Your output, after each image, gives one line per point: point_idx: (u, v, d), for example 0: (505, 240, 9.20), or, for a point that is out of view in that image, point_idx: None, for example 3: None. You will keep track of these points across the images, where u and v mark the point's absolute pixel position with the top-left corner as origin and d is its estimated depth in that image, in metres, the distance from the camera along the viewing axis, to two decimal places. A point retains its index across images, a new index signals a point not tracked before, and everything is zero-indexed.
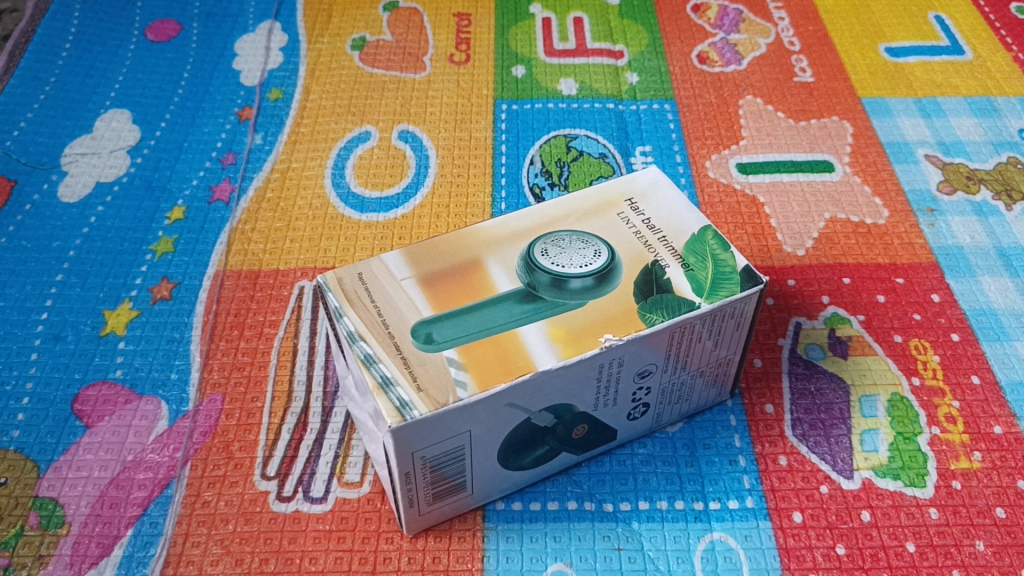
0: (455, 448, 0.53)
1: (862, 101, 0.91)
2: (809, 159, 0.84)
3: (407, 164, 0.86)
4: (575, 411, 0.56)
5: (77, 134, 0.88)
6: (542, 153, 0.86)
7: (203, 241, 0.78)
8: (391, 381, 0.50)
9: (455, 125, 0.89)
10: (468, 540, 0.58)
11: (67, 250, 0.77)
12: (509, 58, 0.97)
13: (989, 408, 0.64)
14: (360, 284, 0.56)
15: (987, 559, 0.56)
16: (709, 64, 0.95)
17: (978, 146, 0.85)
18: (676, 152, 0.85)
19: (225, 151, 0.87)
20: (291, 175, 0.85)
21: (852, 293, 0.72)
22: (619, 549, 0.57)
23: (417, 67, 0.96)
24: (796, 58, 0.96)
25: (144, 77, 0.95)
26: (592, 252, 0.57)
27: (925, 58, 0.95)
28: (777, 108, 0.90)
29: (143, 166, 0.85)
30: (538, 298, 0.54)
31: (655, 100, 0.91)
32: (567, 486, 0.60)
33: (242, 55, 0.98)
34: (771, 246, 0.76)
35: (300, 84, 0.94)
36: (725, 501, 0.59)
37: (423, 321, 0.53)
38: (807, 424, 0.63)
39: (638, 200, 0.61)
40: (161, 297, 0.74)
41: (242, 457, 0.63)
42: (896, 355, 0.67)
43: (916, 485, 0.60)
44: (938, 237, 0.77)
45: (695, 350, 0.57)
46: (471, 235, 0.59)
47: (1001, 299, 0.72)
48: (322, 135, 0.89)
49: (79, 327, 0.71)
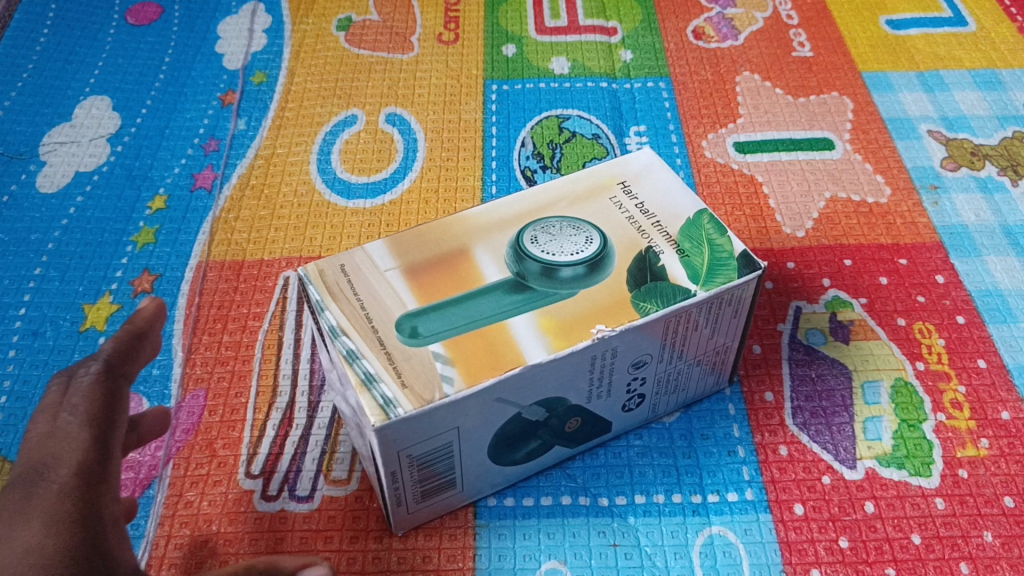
0: (444, 445, 0.51)
1: (862, 75, 0.88)
2: (809, 136, 0.82)
3: (394, 148, 0.83)
4: (568, 404, 0.54)
5: (56, 122, 0.86)
6: (534, 135, 0.83)
7: (185, 232, 0.76)
8: (375, 378, 0.48)
9: (444, 107, 0.87)
10: (459, 538, 0.56)
11: (46, 242, 0.75)
12: (499, 37, 0.94)
13: (996, 393, 0.62)
14: (343, 276, 0.53)
15: (995, 550, 0.54)
16: (704, 40, 0.92)
17: (983, 120, 0.83)
18: (671, 131, 0.83)
19: (208, 137, 0.85)
20: (275, 161, 0.82)
21: (853, 275, 0.70)
22: (615, 545, 0.55)
23: (405, 47, 0.93)
24: (795, 32, 0.93)
25: (125, 62, 0.92)
26: (584, 238, 0.54)
27: (926, 30, 0.92)
28: (775, 84, 0.87)
29: (124, 155, 0.83)
30: (527, 288, 0.52)
31: (649, 78, 0.88)
32: (560, 480, 0.58)
33: (225, 38, 0.95)
34: (770, 227, 0.74)
35: (285, 67, 0.92)
36: (724, 493, 0.57)
37: (408, 314, 0.51)
38: (808, 411, 0.61)
39: (631, 183, 0.59)
40: (142, 290, 0.72)
41: (226, 455, 0.61)
42: (899, 339, 0.65)
43: (922, 475, 0.58)
44: (942, 215, 0.75)
45: (692, 338, 0.55)
46: (458, 223, 0.57)
47: (1007, 279, 0.70)
48: (307, 119, 0.86)
49: (58, 322, 0.69)
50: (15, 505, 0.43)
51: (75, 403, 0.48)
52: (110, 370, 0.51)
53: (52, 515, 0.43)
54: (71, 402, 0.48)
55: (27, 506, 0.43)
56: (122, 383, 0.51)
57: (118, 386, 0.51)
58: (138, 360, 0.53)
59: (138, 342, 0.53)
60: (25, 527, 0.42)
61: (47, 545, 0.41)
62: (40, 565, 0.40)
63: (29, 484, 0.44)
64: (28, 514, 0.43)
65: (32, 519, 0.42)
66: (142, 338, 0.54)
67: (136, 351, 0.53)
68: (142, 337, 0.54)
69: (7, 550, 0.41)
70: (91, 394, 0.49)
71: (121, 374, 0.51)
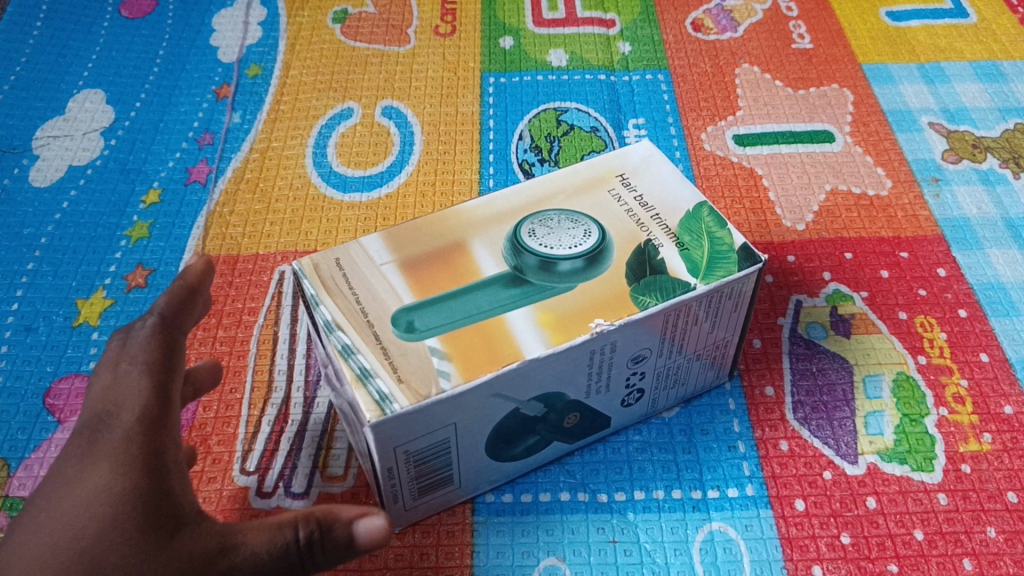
0: (441, 441, 0.50)
1: (862, 67, 0.87)
2: (809, 129, 0.81)
3: (391, 141, 0.82)
4: (566, 399, 0.53)
5: (49, 116, 0.85)
6: (532, 128, 0.83)
7: (180, 226, 0.75)
8: (371, 373, 0.47)
9: (441, 100, 0.86)
10: (457, 535, 0.55)
11: (38, 237, 0.74)
12: (497, 29, 0.93)
13: (999, 387, 0.62)
14: (338, 270, 0.53)
15: (999, 546, 0.54)
16: (703, 32, 0.92)
17: (984, 112, 0.82)
18: (670, 124, 0.82)
19: (202, 131, 0.84)
20: (270, 155, 0.81)
21: (854, 268, 0.69)
22: (614, 541, 0.55)
23: (401, 40, 0.92)
24: (795, 24, 0.92)
25: (118, 55, 0.91)
26: (582, 232, 0.54)
27: (927, 22, 0.91)
28: (774, 76, 0.86)
29: (118, 149, 0.82)
30: (525, 283, 0.52)
31: (648, 70, 0.88)
32: (559, 476, 0.58)
33: (220, 31, 0.94)
34: (770, 221, 0.73)
35: (280, 60, 0.91)
36: (724, 489, 0.57)
37: (404, 309, 0.50)
38: (809, 406, 0.61)
39: (630, 175, 0.58)
40: (136, 285, 0.71)
41: (221, 451, 0.60)
42: (901, 333, 0.65)
43: (924, 470, 0.57)
44: (943, 208, 0.74)
45: (692, 333, 0.54)
46: (455, 216, 0.56)
47: (1009, 272, 0.69)
48: (303, 112, 0.85)
49: (51, 318, 0.68)
50: (83, 449, 0.43)
51: (134, 354, 0.47)
52: (166, 322, 0.49)
53: (117, 459, 0.42)
54: (130, 353, 0.47)
55: (93, 452, 0.42)
56: (178, 335, 0.50)
57: (175, 339, 0.49)
58: (192, 313, 0.52)
59: (192, 296, 0.52)
60: (92, 469, 0.42)
61: (115, 487, 0.41)
62: (110, 505, 0.40)
63: (92, 431, 0.44)
64: (94, 457, 0.42)
65: (98, 462, 0.42)
66: (195, 291, 0.52)
67: (190, 306, 0.51)
68: (195, 292, 0.52)
69: (77, 491, 0.41)
70: (148, 345, 0.48)
71: (177, 326, 0.50)
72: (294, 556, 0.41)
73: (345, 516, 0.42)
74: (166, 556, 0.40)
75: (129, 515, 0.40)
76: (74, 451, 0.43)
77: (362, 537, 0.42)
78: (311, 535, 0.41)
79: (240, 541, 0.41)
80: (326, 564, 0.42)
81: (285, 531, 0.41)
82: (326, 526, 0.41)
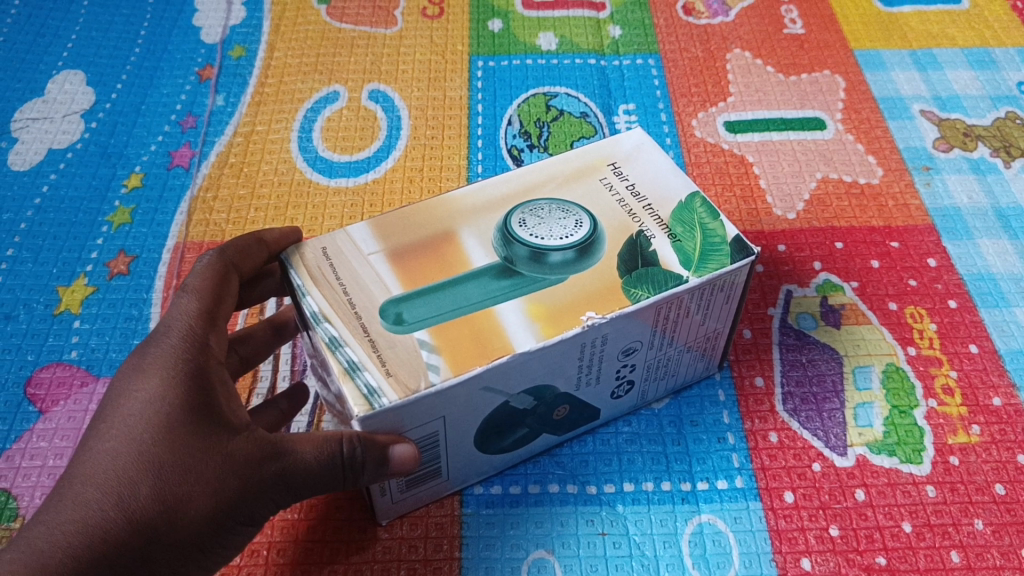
0: (430, 434, 0.49)
1: (854, 53, 0.86)
2: (799, 116, 0.80)
3: (378, 126, 0.81)
4: (556, 392, 0.53)
5: (27, 97, 0.83)
6: (521, 113, 0.81)
7: (162, 212, 0.74)
8: (359, 366, 0.46)
9: (429, 84, 0.85)
10: (446, 528, 0.55)
11: (18, 222, 0.73)
12: (485, 12, 0.91)
13: (987, 379, 0.62)
14: (324, 260, 0.52)
15: (986, 538, 0.54)
16: (694, 16, 0.90)
17: (975, 100, 0.82)
18: (661, 110, 0.81)
19: (185, 114, 0.82)
20: (255, 139, 0.80)
21: (844, 258, 0.69)
22: (603, 534, 0.55)
23: (388, 22, 0.91)
24: (786, 9, 0.91)
25: (98, 34, 0.89)
26: (573, 222, 0.53)
27: (919, 8, 0.91)
28: (766, 62, 0.85)
29: (99, 132, 0.80)
30: (516, 274, 0.51)
31: (638, 55, 0.87)
32: (549, 467, 0.58)
33: (202, 11, 0.92)
34: (761, 209, 0.72)
35: (264, 41, 0.89)
36: (713, 481, 0.57)
37: (393, 301, 0.49)
38: (799, 397, 0.61)
39: (621, 164, 0.57)
40: (118, 273, 0.69)
41: None
42: (891, 323, 0.65)
43: (913, 462, 0.58)
44: (934, 197, 0.74)
45: (683, 325, 0.54)
46: (444, 205, 0.55)
47: (999, 263, 0.69)
48: (288, 95, 0.84)
49: (32, 306, 0.67)
50: (135, 363, 0.46)
51: (189, 283, 0.50)
52: (225, 259, 0.52)
53: (166, 371, 0.45)
54: (187, 281, 0.50)
55: (145, 364, 0.45)
56: (234, 272, 0.52)
57: (230, 274, 0.51)
58: (255, 260, 0.53)
59: (256, 245, 0.54)
60: (144, 381, 0.45)
61: (167, 397, 0.44)
62: (163, 414, 0.43)
63: (145, 347, 0.47)
64: (145, 370, 0.45)
65: (150, 374, 0.45)
66: (263, 244, 0.54)
67: (251, 250, 0.53)
68: (260, 243, 0.54)
69: (132, 400, 0.44)
70: (203, 275, 0.50)
71: (234, 266, 0.52)
72: (339, 465, 0.45)
73: (382, 441, 0.46)
74: (221, 457, 0.43)
75: (179, 422, 0.43)
76: (128, 365, 0.46)
77: (396, 459, 0.46)
78: (354, 451, 0.45)
79: (289, 449, 0.45)
80: (365, 479, 0.47)
81: (331, 443, 0.45)
82: (368, 445, 0.45)
